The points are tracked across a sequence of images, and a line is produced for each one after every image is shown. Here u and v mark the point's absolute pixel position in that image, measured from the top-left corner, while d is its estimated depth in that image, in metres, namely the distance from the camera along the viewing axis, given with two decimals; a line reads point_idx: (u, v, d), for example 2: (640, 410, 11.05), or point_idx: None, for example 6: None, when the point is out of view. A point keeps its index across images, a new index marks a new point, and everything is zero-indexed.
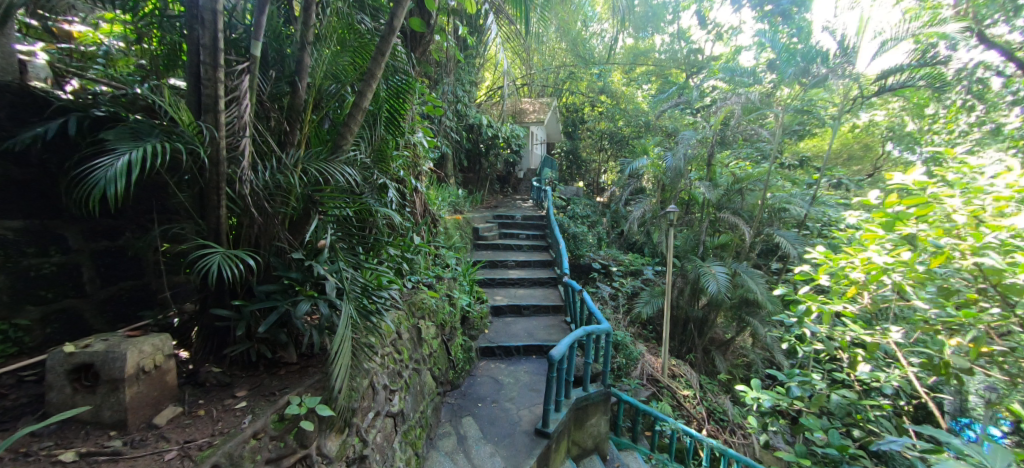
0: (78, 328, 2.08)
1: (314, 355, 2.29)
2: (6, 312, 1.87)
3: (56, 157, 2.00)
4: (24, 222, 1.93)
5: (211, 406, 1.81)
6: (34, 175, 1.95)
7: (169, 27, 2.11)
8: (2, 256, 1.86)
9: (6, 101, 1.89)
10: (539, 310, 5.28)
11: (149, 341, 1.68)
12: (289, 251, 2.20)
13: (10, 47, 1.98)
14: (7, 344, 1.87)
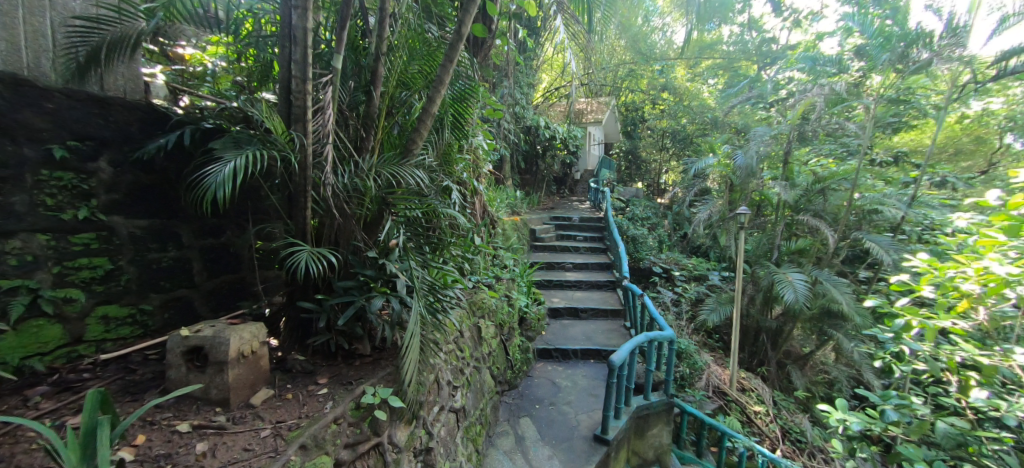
0: (189, 314, 2.36)
1: (386, 348, 2.43)
2: (135, 299, 2.15)
3: (174, 164, 2.27)
4: (148, 221, 2.20)
5: (297, 391, 1.98)
6: (157, 181, 2.23)
7: (261, 43, 2.34)
8: (132, 251, 2.14)
9: (135, 117, 2.16)
10: (597, 314, 5.19)
11: (248, 328, 1.86)
12: (364, 250, 2.35)
13: (137, 70, 2.23)
14: (135, 327, 2.15)
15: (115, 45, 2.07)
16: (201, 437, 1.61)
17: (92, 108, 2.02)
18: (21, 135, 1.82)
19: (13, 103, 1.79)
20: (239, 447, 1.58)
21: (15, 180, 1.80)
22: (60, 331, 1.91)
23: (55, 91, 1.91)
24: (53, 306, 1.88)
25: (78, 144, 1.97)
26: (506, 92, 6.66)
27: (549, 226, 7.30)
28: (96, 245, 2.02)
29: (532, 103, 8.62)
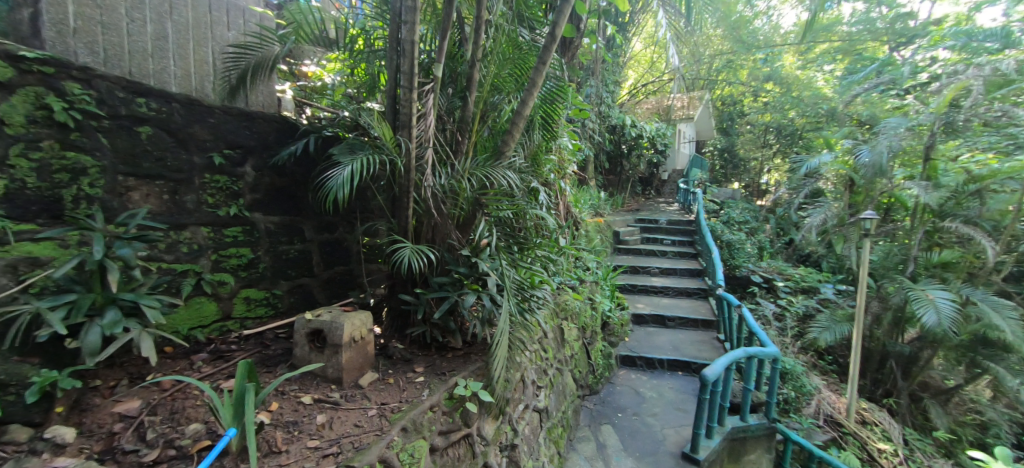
0: (309, 300, 2.67)
1: (475, 343, 2.54)
2: (269, 285, 2.49)
3: (301, 168, 2.59)
4: (280, 218, 2.53)
5: (397, 377, 2.14)
6: (288, 183, 2.55)
7: (371, 59, 2.54)
8: (268, 243, 2.48)
9: (273, 127, 2.49)
10: (686, 324, 4.88)
11: (359, 315, 2.06)
12: (458, 248, 2.46)
13: (273, 89, 2.58)
14: (268, 308, 2.49)
15: (256, 69, 2.38)
16: (320, 410, 1.81)
17: (241, 121, 2.36)
18: (191, 145, 2.18)
19: (188, 120, 2.16)
20: (350, 422, 1.75)
21: (186, 182, 2.17)
22: (215, 308, 2.25)
23: (216, 108, 2.26)
24: (210, 287, 2.23)
25: (230, 152, 2.32)
26: (591, 90, 6.57)
27: (634, 228, 7.03)
28: (242, 237, 2.37)
29: (618, 101, 8.37)
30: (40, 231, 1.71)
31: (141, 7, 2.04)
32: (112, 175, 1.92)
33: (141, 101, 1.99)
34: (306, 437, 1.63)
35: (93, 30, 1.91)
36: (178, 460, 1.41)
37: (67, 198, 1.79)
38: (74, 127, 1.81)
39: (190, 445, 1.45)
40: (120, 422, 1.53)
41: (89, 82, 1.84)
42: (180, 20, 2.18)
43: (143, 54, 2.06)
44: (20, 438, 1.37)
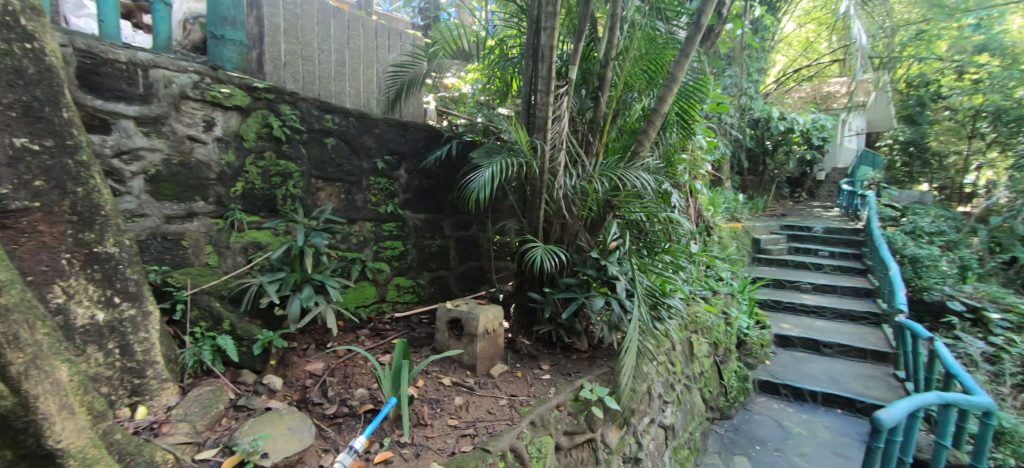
0: (446, 290, 2.94)
1: (601, 347, 2.51)
2: (415, 274, 2.81)
3: (443, 171, 2.87)
4: (425, 215, 2.84)
5: (525, 372, 2.23)
6: (432, 184, 2.85)
7: (505, 67, 2.68)
8: (415, 238, 2.80)
9: (424, 136, 2.80)
10: (845, 352, 4.15)
11: (492, 309, 2.20)
12: (587, 249, 2.46)
13: (419, 101, 2.91)
14: (414, 295, 2.80)
15: (410, 84, 2.75)
16: (457, 392, 1.98)
17: (399, 130, 2.69)
18: (362, 152, 2.55)
19: (360, 131, 2.53)
20: (483, 408, 1.87)
21: (357, 184, 2.54)
22: (373, 291, 2.60)
23: (381, 121, 2.61)
24: (371, 273, 2.59)
25: (390, 158, 2.66)
26: (730, 80, 5.98)
27: (781, 236, 6.19)
28: (396, 232, 2.71)
29: (764, 92, 7.45)
30: (261, 222, 2.17)
31: (329, 40, 2.47)
32: (308, 178, 2.34)
33: (329, 117, 2.39)
34: (447, 415, 1.80)
35: (297, 62, 2.34)
36: (350, 418, 1.67)
37: (280, 196, 2.22)
38: (286, 140, 2.23)
39: (358, 406, 1.72)
40: (309, 378, 1.88)
41: (295, 104, 2.26)
42: (355, 48, 2.60)
43: (328, 78, 2.49)
44: (248, 380, 1.77)
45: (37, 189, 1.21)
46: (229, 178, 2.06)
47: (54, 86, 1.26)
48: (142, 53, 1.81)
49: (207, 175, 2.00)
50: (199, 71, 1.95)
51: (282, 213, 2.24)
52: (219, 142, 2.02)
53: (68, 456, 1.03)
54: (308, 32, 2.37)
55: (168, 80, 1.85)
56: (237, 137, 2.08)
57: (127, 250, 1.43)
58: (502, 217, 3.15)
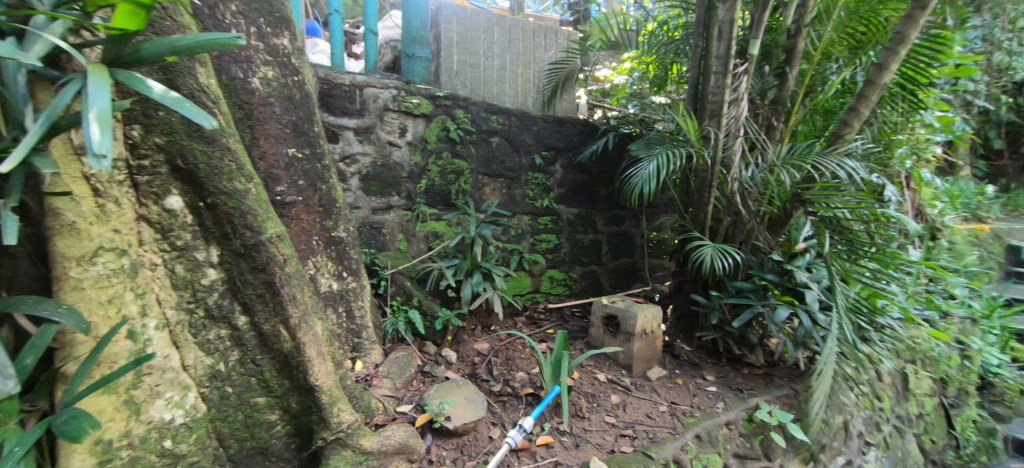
0: (597, 286, 2.92)
1: (779, 365, 2.21)
2: (568, 267, 2.84)
3: (597, 166, 2.87)
4: (578, 210, 2.86)
5: (686, 380, 2.10)
6: (586, 178, 2.86)
7: (666, 52, 2.54)
8: (569, 231, 2.84)
9: (578, 131, 2.82)
10: None
11: (651, 309, 2.11)
12: (765, 251, 2.18)
13: (571, 97, 2.94)
14: (566, 288, 2.81)
15: (565, 81, 2.80)
16: (613, 390, 1.95)
17: (557, 125, 2.74)
18: (521, 148, 2.67)
19: (521, 126, 2.66)
20: (642, 411, 1.83)
21: (517, 179, 2.68)
22: (529, 281, 2.68)
23: (539, 119, 2.70)
24: (528, 264, 2.67)
25: (547, 154, 2.74)
26: None
27: None
28: (550, 226, 2.78)
29: None
30: (439, 214, 2.46)
31: (492, 47, 2.66)
32: (476, 175, 2.56)
33: (495, 118, 2.58)
34: (604, 411, 1.80)
35: (466, 71, 2.58)
36: (512, 398, 1.80)
37: (454, 190, 2.49)
38: (459, 141, 2.48)
39: (519, 388, 1.84)
40: (477, 356, 2.09)
41: (467, 107, 2.50)
42: (514, 51, 2.75)
43: (491, 82, 2.69)
44: (430, 350, 2.06)
45: (301, 186, 1.56)
46: (417, 176, 2.40)
47: (312, 107, 1.61)
48: (360, 76, 2.21)
49: (401, 174, 2.35)
50: (396, 87, 2.31)
51: (455, 206, 2.51)
52: (410, 146, 2.37)
53: (321, 392, 1.25)
54: (476, 42, 2.60)
55: (375, 97, 2.25)
56: (423, 140, 2.40)
57: (351, 234, 1.77)
58: (657, 212, 3.07)
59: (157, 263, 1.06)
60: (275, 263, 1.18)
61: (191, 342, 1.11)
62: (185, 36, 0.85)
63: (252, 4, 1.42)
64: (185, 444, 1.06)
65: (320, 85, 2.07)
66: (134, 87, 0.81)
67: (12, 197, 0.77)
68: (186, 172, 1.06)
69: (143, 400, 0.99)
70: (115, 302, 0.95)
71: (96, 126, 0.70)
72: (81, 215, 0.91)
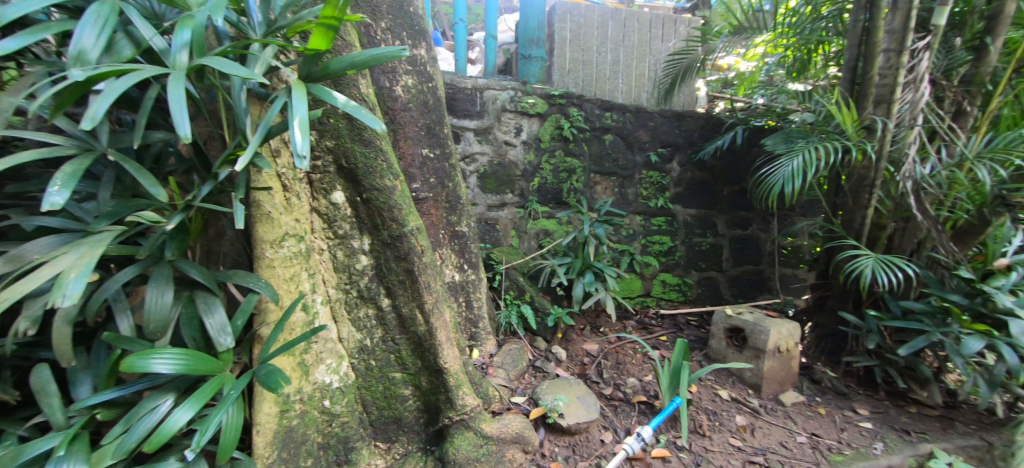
0: (716, 294, 2.63)
1: (959, 406, 1.84)
2: (682, 272, 2.60)
3: (721, 162, 2.57)
4: (697, 211, 2.61)
5: (831, 410, 1.84)
6: (707, 177, 2.59)
7: (806, 36, 2.21)
8: (685, 233, 2.59)
9: (700, 125, 2.54)
10: None
11: (787, 325, 1.88)
12: (947, 265, 1.79)
13: (691, 89, 2.67)
14: (679, 293, 2.56)
15: (685, 73, 2.51)
16: (738, 410, 1.78)
17: (675, 120, 2.52)
18: (636, 146, 2.49)
19: (635, 123, 2.47)
20: (775, 438, 1.65)
21: (630, 178, 2.51)
22: (640, 284, 2.48)
23: (656, 114, 2.49)
24: (639, 267, 2.46)
25: (663, 150, 2.52)
26: None
27: None
28: (664, 227, 2.56)
29: None
30: (551, 212, 2.41)
31: (606, 42, 2.57)
32: (588, 174, 2.44)
33: (609, 115, 2.43)
34: (728, 432, 1.66)
35: (578, 68, 2.52)
36: (624, 404, 1.75)
37: (565, 189, 2.41)
38: (572, 139, 2.39)
39: (631, 395, 1.78)
40: (586, 356, 2.04)
41: (581, 105, 2.39)
42: (628, 45, 2.62)
43: (604, 78, 2.59)
44: (541, 346, 2.08)
45: (431, 183, 1.66)
46: (530, 174, 2.37)
47: (443, 110, 1.69)
48: (481, 79, 2.25)
49: (515, 172, 2.35)
50: (514, 88, 2.31)
51: (566, 204, 2.43)
52: (524, 145, 2.35)
53: (449, 374, 1.35)
54: (589, 38, 2.53)
55: (494, 98, 2.27)
56: (537, 139, 2.36)
57: (473, 229, 1.85)
58: (793, 215, 2.65)
59: (323, 248, 1.25)
60: (415, 253, 1.30)
61: (346, 318, 1.30)
62: (360, 51, 0.96)
63: (397, 21, 1.54)
64: (339, 405, 1.27)
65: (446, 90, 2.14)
66: (323, 98, 0.93)
67: (240, 192, 0.94)
68: (348, 171, 1.22)
69: (310, 363, 1.21)
70: (295, 280, 1.17)
71: (299, 132, 0.83)
72: (274, 207, 1.13)
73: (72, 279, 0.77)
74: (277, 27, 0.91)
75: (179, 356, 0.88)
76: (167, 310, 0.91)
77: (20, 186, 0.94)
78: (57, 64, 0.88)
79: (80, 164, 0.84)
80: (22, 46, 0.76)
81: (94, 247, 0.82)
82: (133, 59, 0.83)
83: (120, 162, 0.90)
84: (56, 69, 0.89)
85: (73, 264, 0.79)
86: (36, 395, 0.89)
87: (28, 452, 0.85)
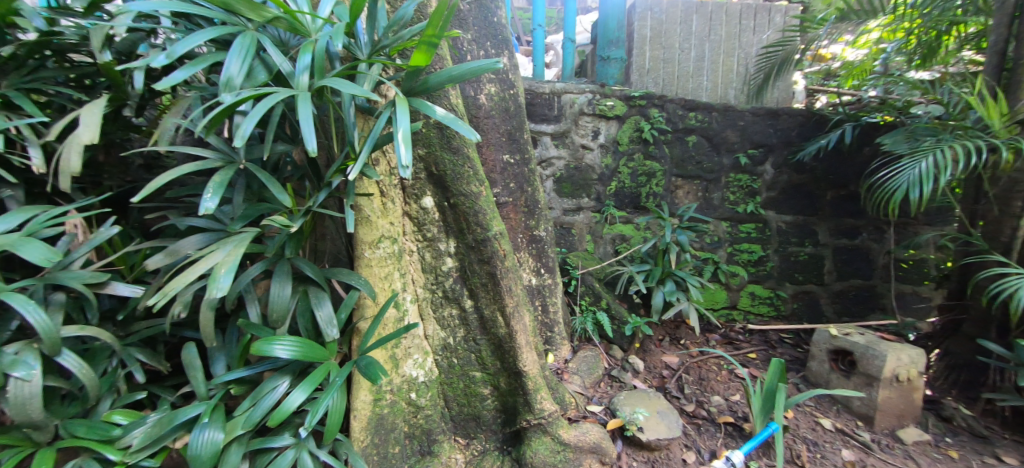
0: (815, 311, 2.35)
1: None
2: (774, 284, 2.35)
3: (824, 164, 2.24)
4: (793, 217, 2.32)
5: (963, 453, 1.59)
6: (807, 180, 2.27)
7: (938, 17, 1.89)
8: (778, 242, 2.33)
9: (798, 123, 2.23)
10: None
11: (908, 351, 1.66)
12: None
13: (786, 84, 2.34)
14: (771, 307, 2.33)
15: (780, 67, 2.24)
16: (845, 443, 1.60)
17: (767, 119, 2.24)
18: (722, 148, 2.28)
19: (722, 124, 2.25)
20: None
21: (716, 181, 2.31)
22: (724, 296, 2.32)
23: (747, 112, 2.24)
24: (725, 277, 2.29)
25: (754, 151, 2.27)
26: None
27: None
28: (755, 234, 2.32)
29: None
30: (629, 216, 2.34)
31: (690, 38, 2.38)
32: (669, 177, 2.31)
33: (693, 115, 2.25)
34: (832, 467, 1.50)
35: (658, 67, 2.39)
36: (708, 424, 1.66)
37: (644, 193, 2.31)
38: (652, 142, 2.27)
39: (716, 414, 1.68)
40: (666, 369, 1.95)
41: (662, 106, 2.25)
42: (716, 39, 2.39)
43: (686, 76, 2.41)
44: (617, 355, 2.00)
45: (512, 188, 1.69)
46: (607, 178, 2.31)
47: (523, 116, 1.71)
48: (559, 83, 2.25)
49: (591, 176, 2.31)
50: (592, 90, 2.26)
51: (645, 209, 2.33)
52: (602, 148, 2.30)
53: (528, 378, 1.37)
54: (670, 35, 2.37)
55: (572, 102, 2.25)
56: (615, 142, 2.29)
57: (550, 234, 1.84)
58: (916, 225, 2.28)
59: (413, 250, 1.33)
60: (497, 257, 1.35)
61: (431, 317, 1.38)
62: (457, 64, 1.00)
63: (481, 33, 1.58)
64: (423, 398, 1.34)
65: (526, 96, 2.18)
66: (423, 111, 0.98)
67: (350, 198, 1.02)
68: (438, 177, 1.30)
69: (400, 357, 1.31)
70: (388, 279, 1.26)
71: (402, 144, 0.90)
72: (372, 211, 1.23)
73: (222, 273, 0.91)
74: (382, 46, 1.00)
75: (296, 344, 1.00)
76: (287, 303, 1.04)
77: (177, 191, 1.13)
78: (208, 89, 1.05)
79: (226, 174, 0.98)
80: (188, 76, 0.91)
81: (238, 245, 0.96)
82: (267, 82, 0.96)
83: (254, 172, 1.04)
84: (206, 93, 1.06)
85: (222, 260, 0.92)
86: (186, 368, 1.05)
87: (181, 416, 1.01)
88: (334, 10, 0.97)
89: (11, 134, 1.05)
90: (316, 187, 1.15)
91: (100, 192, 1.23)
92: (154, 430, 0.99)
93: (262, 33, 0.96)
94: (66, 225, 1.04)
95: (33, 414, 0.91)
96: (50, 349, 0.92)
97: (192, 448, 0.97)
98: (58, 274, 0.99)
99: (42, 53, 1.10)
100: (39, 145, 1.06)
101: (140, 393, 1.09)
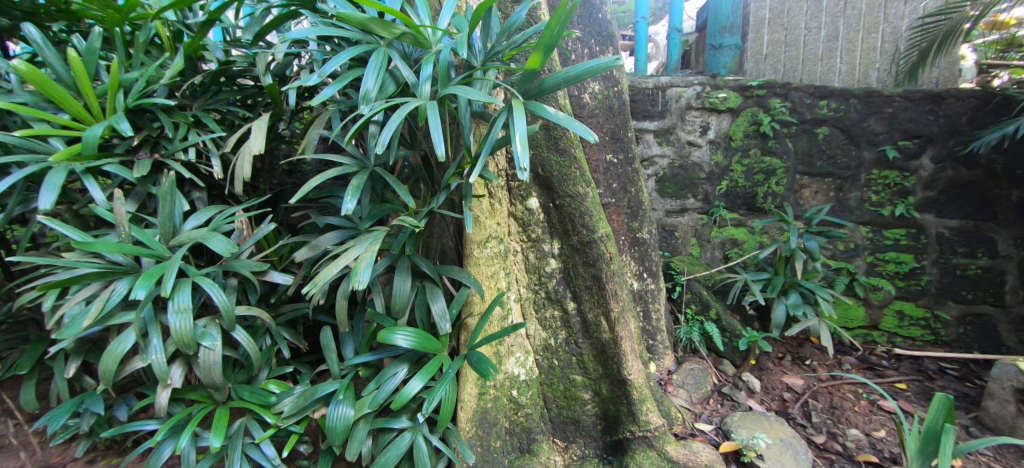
0: (991, 340, 1.89)
1: None
2: (931, 303, 1.95)
3: (1006, 156, 1.80)
4: (960, 222, 1.91)
5: None
6: (980, 177, 1.86)
7: None
8: (938, 252, 1.93)
9: (967, 108, 1.83)
10: None
11: None
12: None
13: (952, 61, 1.93)
14: (926, 331, 1.95)
15: (942, 43, 1.81)
16: None
17: (926, 105, 1.87)
18: (863, 140, 1.96)
19: (863, 113, 1.94)
20: None
21: (853, 179, 1.99)
22: (863, 313, 2.00)
23: (898, 95, 1.90)
24: (863, 290, 1.99)
25: (907, 143, 1.91)
26: None
27: None
28: (905, 242, 1.96)
29: None
30: (742, 219, 2.12)
31: (819, 15, 2.07)
32: (792, 175, 2.04)
33: (824, 103, 1.97)
34: None
35: (778, 52, 2.14)
36: (844, 461, 1.45)
37: (761, 193, 2.07)
38: (772, 135, 2.04)
39: (854, 451, 1.47)
40: (787, 392, 1.73)
41: (786, 95, 2.01)
42: (853, 14, 2.02)
43: (814, 59, 2.09)
44: (728, 371, 1.83)
45: (614, 189, 1.62)
46: (717, 177, 2.13)
47: (628, 113, 1.65)
48: (664, 77, 2.14)
49: (699, 175, 2.16)
50: (702, 82, 2.10)
51: (762, 211, 2.09)
52: (711, 144, 2.13)
53: (632, 387, 1.34)
54: (795, 13, 2.09)
55: (678, 96, 2.12)
56: (727, 138, 2.11)
57: (655, 236, 1.74)
58: None
59: (517, 250, 1.36)
60: (603, 259, 1.34)
61: (534, 317, 1.40)
62: (574, 65, 0.99)
63: (586, 31, 1.56)
64: (524, 396, 1.37)
65: (628, 92, 2.11)
66: (539, 113, 0.98)
67: (467, 199, 1.06)
68: (544, 179, 1.32)
69: (502, 355, 1.34)
70: (494, 278, 1.30)
71: (520, 147, 0.91)
72: (480, 212, 1.28)
73: (362, 268, 1.00)
74: (496, 52, 1.03)
75: (414, 336, 1.07)
76: (407, 296, 1.12)
77: (317, 194, 1.30)
78: (345, 103, 1.18)
79: (361, 178, 1.09)
80: (334, 92, 1.03)
81: (373, 242, 1.05)
82: (395, 93, 1.05)
83: (381, 176, 1.15)
84: (343, 106, 1.19)
85: (360, 256, 1.02)
86: (323, 349, 1.19)
87: (320, 391, 1.14)
88: (453, 21, 1.03)
89: (200, 147, 1.28)
90: (431, 189, 1.24)
91: (258, 194, 1.45)
92: (299, 401, 1.13)
93: (392, 48, 1.05)
94: (236, 222, 1.24)
95: (215, 377, 1.10)
96: (228, 324, 1.11)
97: (329, 420, 1.10)
98: (232, 261, 1.19)
99: (220, 79, 1.33)
100: (218, 155, 1.28)
101: (288, 367, 1.27)
